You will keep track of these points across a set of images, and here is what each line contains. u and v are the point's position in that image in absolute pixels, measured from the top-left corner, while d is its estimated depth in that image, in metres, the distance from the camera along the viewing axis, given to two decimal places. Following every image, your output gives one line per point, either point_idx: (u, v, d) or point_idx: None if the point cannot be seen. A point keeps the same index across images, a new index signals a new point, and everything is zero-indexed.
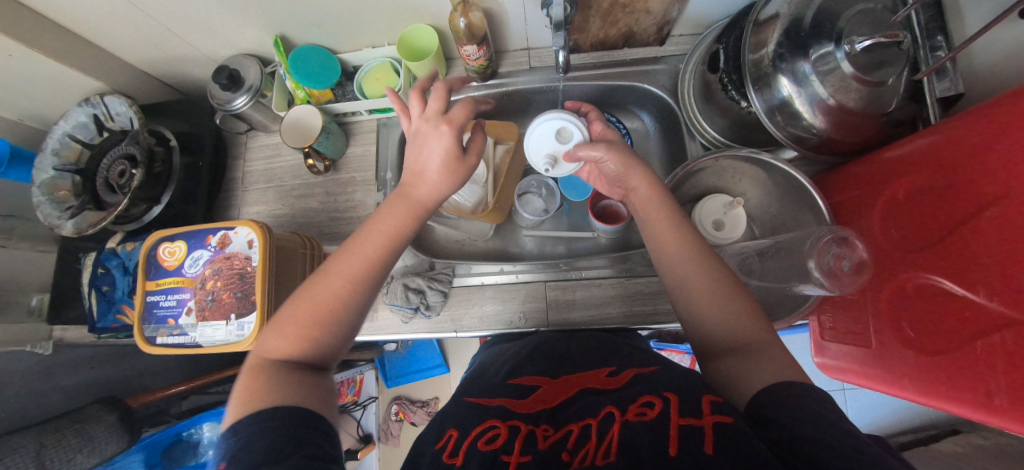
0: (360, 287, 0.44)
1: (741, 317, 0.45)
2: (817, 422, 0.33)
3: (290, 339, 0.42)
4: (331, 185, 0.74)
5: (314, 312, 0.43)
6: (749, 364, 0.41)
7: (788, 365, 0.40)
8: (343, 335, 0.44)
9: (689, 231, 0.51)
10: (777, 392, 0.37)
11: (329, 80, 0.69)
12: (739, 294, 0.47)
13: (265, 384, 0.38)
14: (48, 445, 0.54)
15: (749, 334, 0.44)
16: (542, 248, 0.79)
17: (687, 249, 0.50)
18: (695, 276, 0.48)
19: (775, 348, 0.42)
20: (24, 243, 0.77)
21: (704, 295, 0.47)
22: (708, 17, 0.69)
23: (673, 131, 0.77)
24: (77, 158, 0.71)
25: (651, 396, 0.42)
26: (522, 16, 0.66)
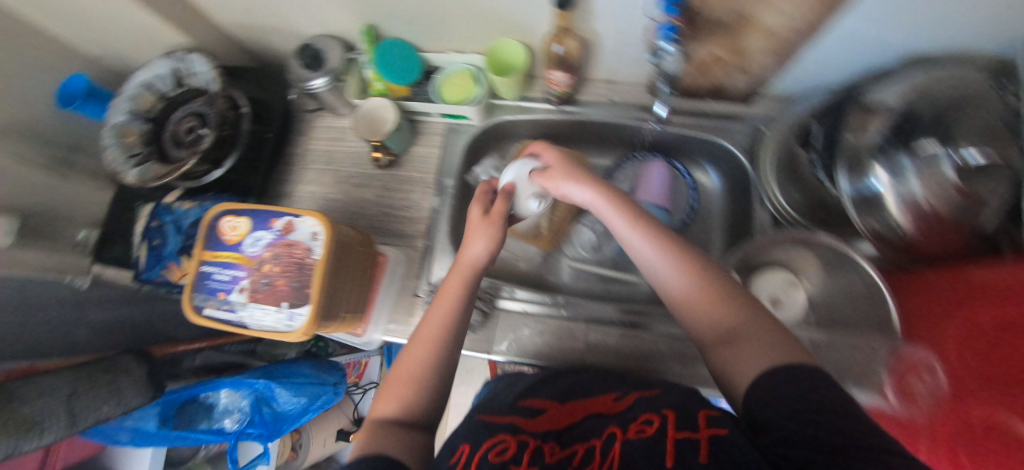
0: (440, 349, 0.53)
1: (722, 307, 0.45)
2: (813, 408, 0.33)
3: (396, 400, 0.51)
4: (390, 180, 0.74)
5: (411, 376, 0.52)
6: (740, 352, 0.41)
7: (776, 344, 0.40)
8: (432, 389, 0.52)
9: (656, 226, 0.51)
10: (767, 386, 0.37)
11: (409, 77, 0.69)
12: (721, 277, 0.47)
13: (377, 437, 0.46)
14: (80, 390, 0.54)
15: (737, 319, 0.44)
16: (580, 282, 0.78)
17: (654, 237, 0.50)
18: (673, 269, 0.48)
19: (761, 325, 0.43)
20: (83, 177, 0.78)
21: (687, 287, 0.47)
22: (803, 86, 0.68)
23: (740, 192, 0.74)
24: (150, 107, 0.71)
25: (650, 414, 0.46)
26: (617, 51, 0.66)
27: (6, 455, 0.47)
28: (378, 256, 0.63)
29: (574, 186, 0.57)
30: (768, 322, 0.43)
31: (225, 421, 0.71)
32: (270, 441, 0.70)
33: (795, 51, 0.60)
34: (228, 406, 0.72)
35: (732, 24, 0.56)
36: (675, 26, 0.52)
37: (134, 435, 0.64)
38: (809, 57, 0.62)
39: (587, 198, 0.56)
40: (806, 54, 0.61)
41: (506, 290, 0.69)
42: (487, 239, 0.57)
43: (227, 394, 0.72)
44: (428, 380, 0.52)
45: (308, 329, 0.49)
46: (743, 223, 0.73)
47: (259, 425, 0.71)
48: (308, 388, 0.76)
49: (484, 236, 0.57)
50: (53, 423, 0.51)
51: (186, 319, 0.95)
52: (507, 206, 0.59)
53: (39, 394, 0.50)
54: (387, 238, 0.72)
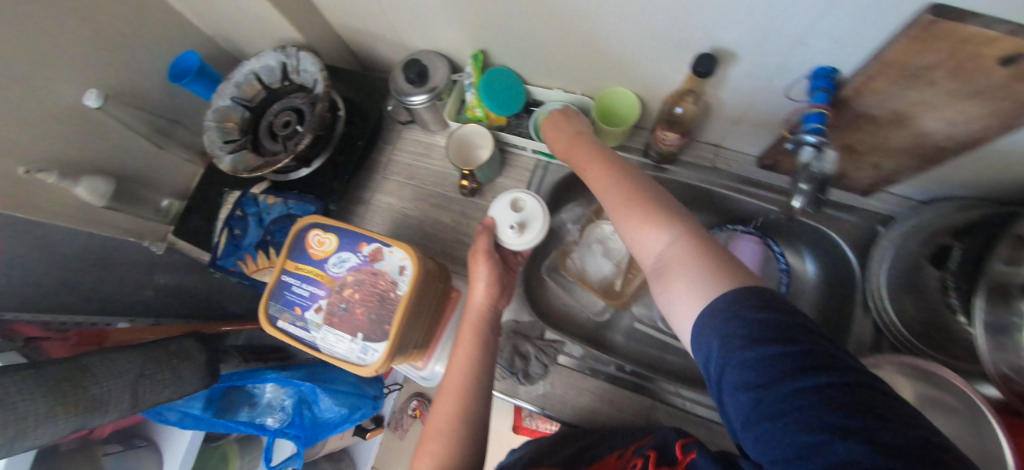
0: (466, 396, 0.50)
1: (654, 223, 0.42)
2: (783, 343, 0.28)
3: (431, 458, 0.47)
4: (469, 207, 0.72)
5: (441, 429, 0.49)
6: (680, 274, 0.38)
7: (713, 261, 0.37)
8: (471, 442, 0.48)
9: (620, 170, 0.49)
10: (722, 305, 0.33)
11: (513, 110, 0.67)
12: (669, 202, 0.44)
13: None
14: (146, 374, 0.54)
15: (675, 238, 0.40)
16: (639, 345, 0.73)
17: (619, 175, 0.48)
18: (621, 198, 0.46)
19: (698, 245, 0.39)
20: (178, 148, 0.79)
21: (630, 217, 0.44)
22: (938, 192, 0.61)
23: (838, 289, 0.67)
24: (253, 96, 0.72)
25: (637, 458, 0.46)
26: (736, 119, 0.62)
27: (74, 429, 0.48)
28: (451, 290, 0.62)
29: (569, 150, 0.57)
30: (704, 238, 0.40)
31: (267, 418, 0.72)
32: (306, 446, 0.70)
33: (943, 159, 0.54)
34: (270, 402, 0.74)
35: (881, 120, 0.51)
36: (823, 115, 0.48)
37: (183, 417, 0.63)
38: (950, 167, 0.56)
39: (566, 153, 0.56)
40: (957, 164, 0.55)
41: (559, 343, 0.67)
42: (486, 281, 0.56)
43: (272, 389, 0.73)
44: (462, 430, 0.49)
45: (380, 366, 0.48)
46: (835, 322, 0.66)
47: (297, 427, 0.71)
48: (348, 398, 0.77)
49: (484, 274, 0.57)
50: (118, 405, 0.50)
51: (240, 295, 0.97)
52: (492, 241, 0.59)
53: (111, 372, 0.51)
54: (456, 266, 0.70)
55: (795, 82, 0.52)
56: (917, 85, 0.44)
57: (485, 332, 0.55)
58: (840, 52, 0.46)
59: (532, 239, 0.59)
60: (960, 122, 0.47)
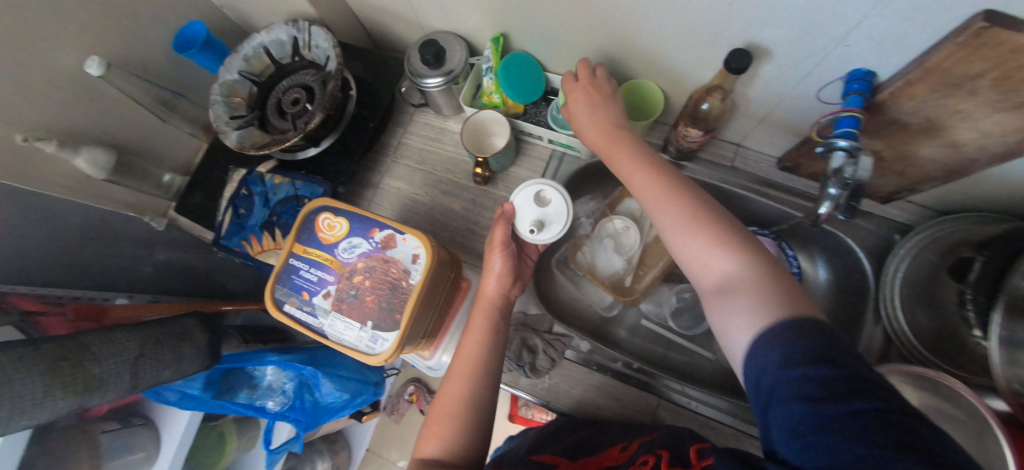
0: (474, 381, 0.50)
1: (721, 246, 0.39)
2: (824, 366, 0.28)
3: (438, 441, 0.48)
4: (480, 196, 0.71)
5: (448, 413, 0.49)
6: (740, 301, 0.36)
7: (780, 290, 0.35)
8: (474, 424, 0.48)
9: (670, 174, 0.46)
10: (772, 336, 0.31)
11: (532, 98, 0.65)
12: (729, 219, 0.41)
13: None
14: (148, 353, 0.53)
15: (740, 264, 0.38)
16: (643, 342, 0.73)
17: (665, 182, 0.45)
18: (682, 213, 0.42)
19: (766, 274, 0.36)
20: (179, 122, 0.75)
21: (691, 234, 0.41)
22: (961, 202, 0.60)
23: (852, 297, 0.66)
24: (261, 71, 0.69)
25: (647, 455, 0.44)
26: (761, 118, 0.60)
27: (74, 408, 0.47)
28: (461, 281, 0.60)
29: (597, 137, 0.53)
30: (771, 266, 0.37)
31: (267, 401, 0.70)
32: (307, 430, 0.69)
33: (972, 171, 0.53)
34: (271, 385, 0.72)
35: (913, 127, 0.50)
36: (857, 120, 0.46)
37: (182, 396, 0.62)
38: (976, 179, 0.55)
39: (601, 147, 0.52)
40: (987, 176, 0.54)
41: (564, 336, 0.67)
42: (501, 271, 0.56)
43: (272, 372, 0.72)
44: (469, 414, 0.49)
45: (389, 356, 0.47)
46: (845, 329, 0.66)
47: (298, 411, 0.70)
48: (351, 383, 0.75)
49: (496, 269, 0.56)
50: (118, 384, 0.49)
51: (241, 274, 0.95)
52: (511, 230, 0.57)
53: (112, 351, 0.49)
54: (466, 256, 0.69)
55: (828, 84, 0.50)
56: (957, 93, 0.43)
57: (494, 321, 0.55)
58: (879, 55, 0.45)
59: (556, 234, 0.58)
60: (998, 133, 0.46)
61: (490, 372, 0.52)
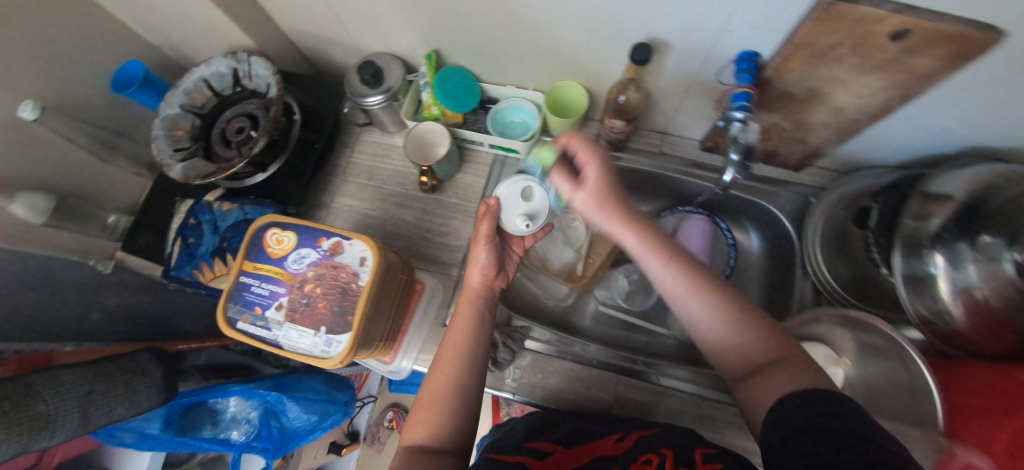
0: (462, 366, 0.52)
1: (753, 339, 0.45)
2: (831, 420, 0.32)
3: (424, 426, 0.48)
4: (430, 204, 0.73)
5: (436, 399, 0.50)
6: (772, 381, 0.40)
7: (806, 372, 0.39)
8: (461, 409, 0.50)
9: (696, 273, 0.50)
10: (793, 404, 0.36)
11: (468, 107, 0.69)
12: (754, 313, 0.47)
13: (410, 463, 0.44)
14: (97, 390, 0.51)
15: (774, 354, 0.43)
16: (604, 327, 0.78)
17: (684, 274, 0.50)
18: (705, 307, 0.48)
19: (793, 359, 0.42)
20: (123, 162, 0.76)
21: (723, 328, 0.47)
22: (857, 161, 0.68)
23: (782, 257, 0.74)
24: (204, 102, 0.71)
25: (650, 454, 0.47)
26: (677, 105, 0.67)
27: (17, 452, 0.45)
28: (414, 284, 0.62)
29: (601, 219, 0.55)
30: (798, 353, 0.42)
31: (232, 432, 0.69)
32: (276, 457, 0.69)
33: (858, 130, 0.60)
34: (234, 416, 0.70)
35: (800, 97, 0.56)
36: (748, 94, 0.52)
37: (139, 437, 0.61)
38: (864, 138, 0.63)
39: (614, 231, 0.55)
40: (870, 133, 0.61)
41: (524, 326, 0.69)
42: (485, 263, 0.58)
43: (235, 402, 0.70)
44: (458, 400, 0.50)
45: (345, 357, 0.48)
46: (781, 290, 0.72)
47: (265, 439, 0.70)
48: (317, 405, 0.74)
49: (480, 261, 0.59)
50: (66, 423, 0.48)
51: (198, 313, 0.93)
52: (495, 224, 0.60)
53: (57, 391, 0.48)
54: (421, 263, 0.71)
55: (723, 67, 0.56)
56: (826, 62, 0.50)
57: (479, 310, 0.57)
58: (758, 36, 0.51)
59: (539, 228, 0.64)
60: (866, 95, 0.53)
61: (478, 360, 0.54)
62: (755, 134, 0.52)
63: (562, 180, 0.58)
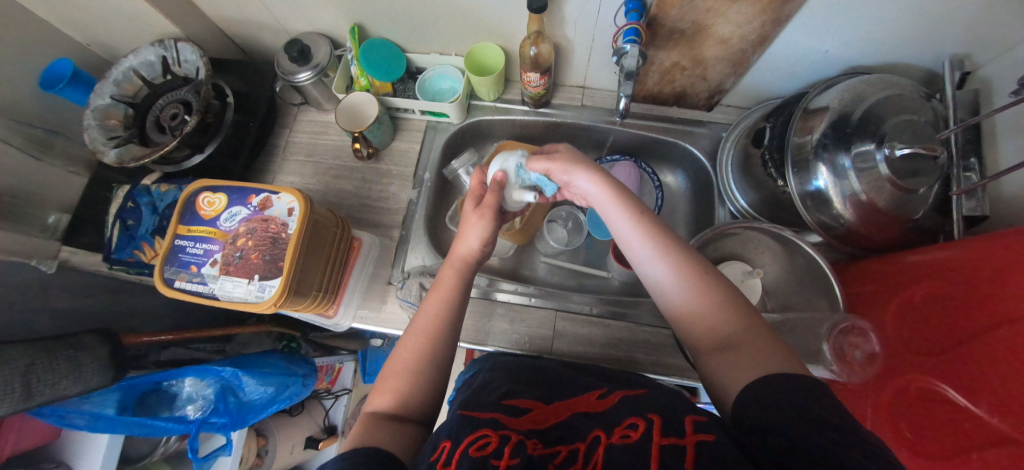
0: (437, 341, 0.52)
1: (720, 314, 0.45)
2: (811, 395, 0.34)
3: (391, 394, 0.49)
4: (368, 172, 0.78)
5: (406, 369, 0.50)
6: (739, 360, 0.41)
7: (779, 356, 0.40)
8: (429, 388, 0.50)
9: (675, 246, 0.50)
10: (765, 388, 0.37)
11: (393, 76, 0.72)
12: (724, 287, 0.47)
13: (380, 427, 0.45)
14: (38, 364, 0.52)
15: (739, 331, 0.43)
16: (552, 275, 0.85)
17: (656, 239, 0.50)
18: (674, 273, 0.48)
19: (761, 339, 0.42)
20: (58, 160, 0.76)
21: (689, 296, 0.47)
22: (755, 95, 0.76)
23: (703, 193, 0.83)
24: (135, 93, 0.74)
25: (636, 418, 0.43)
26: (588, 56, 0.72)
27: None
28: (352, 241, 0.66)
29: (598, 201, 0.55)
30: (765, 333, 0.42)
31: (188, 409, 0.71)
32: (234, 429, 0.73)
33: (748, 61, 0.67)
34: (191, 395, 0.72)
35: (689, 32, 0.61)
36: (636, 30, 0.56)
37: (92, 419, 0.60)
38: (758, 69, 0.69)
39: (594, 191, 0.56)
40: (760, 65, 0.68)
41: (493, 282, 0.76)
42: (480, 236, 0.57)
43: (191, 382, 0.71)
44: (426, 377, 0.50)
45: (278, 299, 0.50)
46: (706, 223, 0.81)
47: (222, 414, 0.72)
48: (275, 378, 0.79)
49: (477, 231, 0.57)
50: (9, 394, 0.49)
51: None
52: (498, 199, 0.59)
53: None
54: (364, 227, 0.75)
55: (617, 11, 0.60)
56: None
57: (462, 285, 0.57)
58: None
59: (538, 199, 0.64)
60: (744, 23, 0.58)
61: (449, 338, 0.53)
62: (636, 58, 0.56)
63: (541, 164, 0.60)
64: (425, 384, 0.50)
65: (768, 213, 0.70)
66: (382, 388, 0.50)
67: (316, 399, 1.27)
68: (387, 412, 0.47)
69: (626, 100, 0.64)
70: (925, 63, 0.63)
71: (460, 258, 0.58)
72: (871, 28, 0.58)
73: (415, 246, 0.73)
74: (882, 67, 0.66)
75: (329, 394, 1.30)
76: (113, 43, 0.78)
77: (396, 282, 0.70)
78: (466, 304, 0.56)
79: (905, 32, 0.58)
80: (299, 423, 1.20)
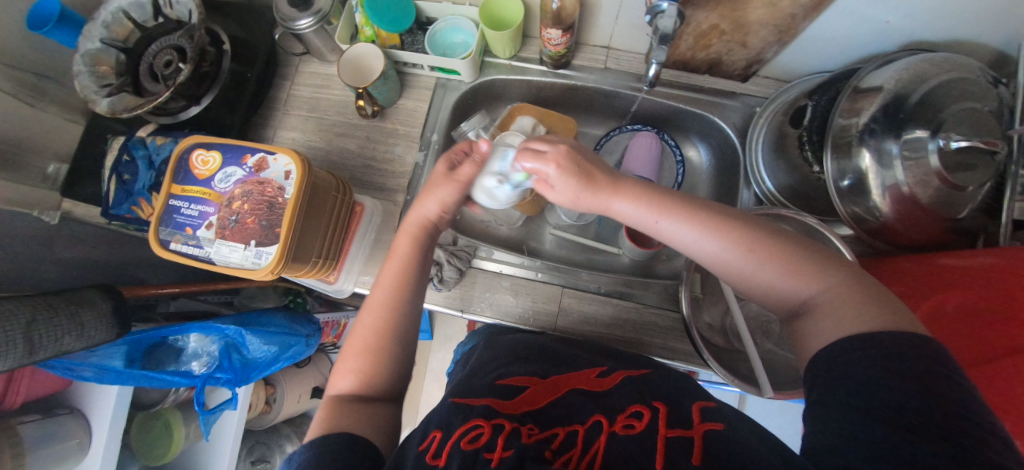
0: (395, 313, 0.51)
1: (793, 275, 0.40)
2: (897, 374, 0.29)
3: (352, 374, 0.49)
4: (373, 131, 0.74)
5: (364, 346, 0.50)
6: (817, 325, 0.37)
7: (864, 307, 0.35)
8: (394, 361, 0.50)
9: (706, 208, 0.44)
10: (842, 348, 0.33)
11: (400, 27, 0.66)
12: (800, 245, 0.41)
13: (340, 411, 0.45)
14: (39, 320, 0.52)
15: (814, 289, 0.38)
16: (562, 250, 0.83)
17: (701, 219, 0.43)
18: (736, 248, 0.42)
19: (851, 291, 0.37)
20: (52, 107, 0.71)
21: (757, 270, 0.41)
22: (797, 67, 0.69)
23: (727, 172, 0.78)
24: (126, 37, 0.69)
25: (639, 406, 0.41)
26: (615, 13, 0.65)
27: None
28: (353, 205, 0.63)
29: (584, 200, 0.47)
30: (849, 282, 0.37)
31: (192, 364, 0.73)
32: (239, 385, 0.75)
33: (796, 28, 0.59)
34: (196, 351, 0.74)
35: None
36: None
37: (100, 372, 0.62)
38: (807, 37, 0.62)
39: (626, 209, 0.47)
40: (809, 33, 0.60)
41: (487, 251, 0.74)
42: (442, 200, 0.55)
43: (196, 338, 0.73)
44: (387, 355, 0.50)
45: (275, 267, 0.48)
46: (726, 204, 0.76)
47: (227, 370, 0.74)
48: (279, 337, 0.80)
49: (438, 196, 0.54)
50: (10, 350, 0.49)
51: None
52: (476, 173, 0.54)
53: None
54: (368, 190, 0.72)
55: None
56: None
57: (420, 250, 0.55)
58: None
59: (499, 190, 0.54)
60: None
61: (411, 308, 0.53)
62: (673, 19, 0.49)
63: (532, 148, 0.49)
64: (381, 360, 0.50)
65: (797, 199, 0.65)
66: (342, 369, 0.50)
67: (322, 353, 1.30)
68: (350, 394, 0.48)
69: (658, 66, 0.57)
70: (997, 44, 0.56)
71: (416, 224, 0.55)
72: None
73: None
74: (948, 45, 0.58)
75: (335, 349, 1.33)
76: None
77: None
78: (424, 268, 0.55)
79: (985, 6, 0.50)
80: (306, 374, 1.23)
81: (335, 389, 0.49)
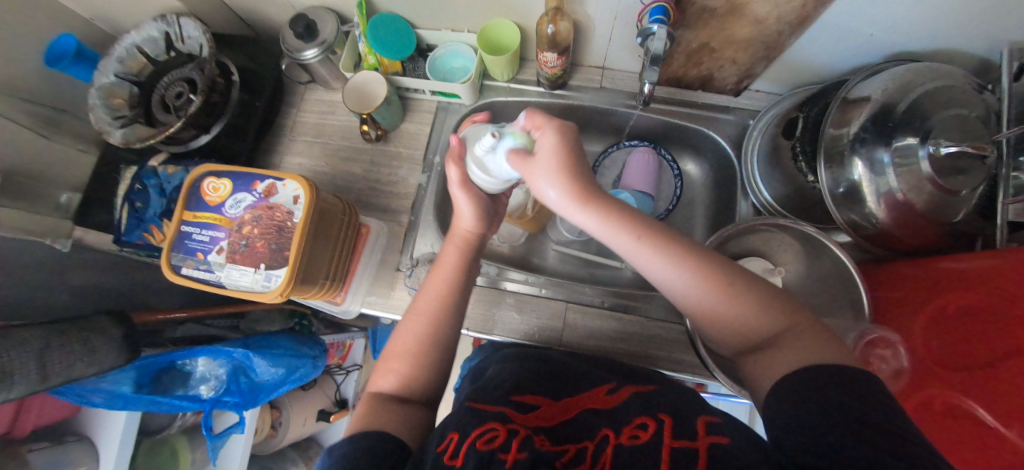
0: (444, 320, 0.52)
1: (757, 315, 0.40)
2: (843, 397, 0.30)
3: (394, 375, 0.50)
4: (377, 154, 0.76)
5: (409, 350, 0.51)
6: (772, 361, 0.37)
7: (821, 349, 0.36)
8: (438, 366, 0.51)
9: (678, 242, 0.43)
10: (798, 381, 0.33)
11: (402, 55, 0.69)
12: (767, 288, 0.41)
13: (381, 409, 0.46)
14: (52, 348, 0.53)
15: (775, 330, 0.39)
16: (565, 265, 0.83)
17: (673, 252, 0.42)
18: (705, 284, 0.41)
19: (808, 335, 0.37)
20: (67, 139, 0.74)
21: (724, 305, 0.41)
22: (787, 81, 0.71)
23: (725, 184, 0.79)
24: (140, 71, 0.72)
25: (645, 418, 0.42)
26: (608, 35, 0.67)
27: None
28: (359, 227, 0.65)
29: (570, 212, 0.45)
30: (808, 329, 0.38)
31: (201, 388, 0.73)
32: (246, 409, 0.76)
33: (783, 45, 0.62)
34: (204, 375, 0.74)
35: (720, 11, 0.56)
36: (664, 7, 0.51)
37: (110, 398, 0.62)
38: (794, 52, 0.64)
39: (592, 226, 0.44)
40: (796, 48, 0.63)
41: (496, 270, 0.74)
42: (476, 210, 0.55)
43: (204, 362, 0.74)
44: (431, 359, 0.51)
45: (285, 289, 0.49)
46: (726, 215, 0.77)
47: (235, 394, 0.74)
48: (285, 360, 0.81)
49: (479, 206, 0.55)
50: (24, 378, 0.50)
51: None
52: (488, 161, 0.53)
53: (11, 347, 0.49)
54: (373, 212, 0.74)
55: None
56: None
57: (466, 261, 0.56)
58: None
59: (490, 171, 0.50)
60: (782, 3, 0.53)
61: (453, 320, 0.53)
62: (663, 40, 0.52)
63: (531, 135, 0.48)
64: (425, 363, 0.51)
65: (794, 209, 0.66)
66: (385, 369, 0.51)
67: (327, 374, 1.29)
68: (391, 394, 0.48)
69: (651, 85, 0.59)
70: (979, 53, 0.57)
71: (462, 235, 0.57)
72: (926, 13, 0.52)
73: (424, 233, 0.71)
74: (932, 55, 0.60)
75: (340, 370, 1.32)
76: (119, 18, 0.75)
77: (406, 270, 0.69)
78: (469, 278, 0.56)
79: (964, 18, 0.52)
80: (311, 397, 1.23)
81: (376, 388, 0.50)
